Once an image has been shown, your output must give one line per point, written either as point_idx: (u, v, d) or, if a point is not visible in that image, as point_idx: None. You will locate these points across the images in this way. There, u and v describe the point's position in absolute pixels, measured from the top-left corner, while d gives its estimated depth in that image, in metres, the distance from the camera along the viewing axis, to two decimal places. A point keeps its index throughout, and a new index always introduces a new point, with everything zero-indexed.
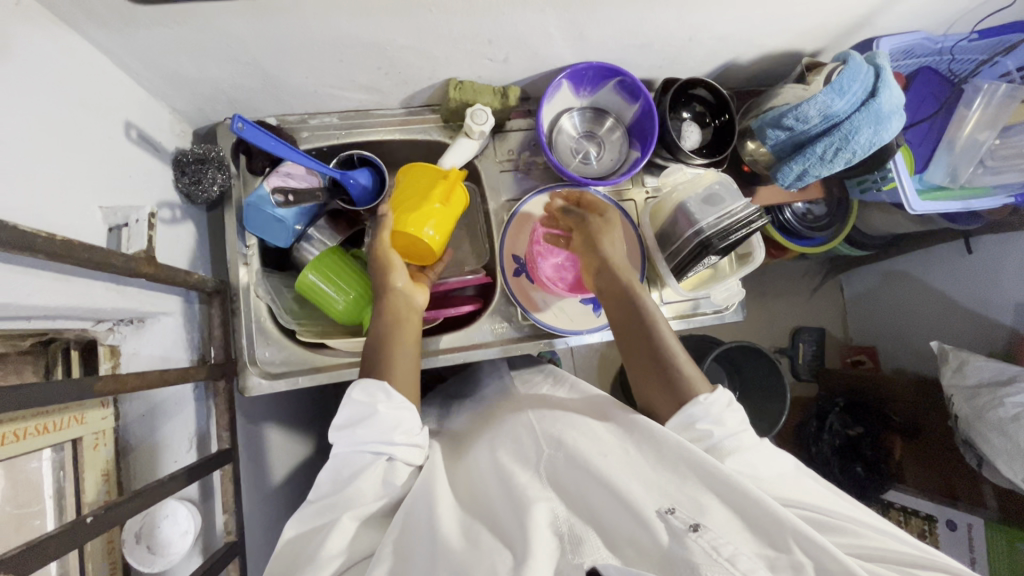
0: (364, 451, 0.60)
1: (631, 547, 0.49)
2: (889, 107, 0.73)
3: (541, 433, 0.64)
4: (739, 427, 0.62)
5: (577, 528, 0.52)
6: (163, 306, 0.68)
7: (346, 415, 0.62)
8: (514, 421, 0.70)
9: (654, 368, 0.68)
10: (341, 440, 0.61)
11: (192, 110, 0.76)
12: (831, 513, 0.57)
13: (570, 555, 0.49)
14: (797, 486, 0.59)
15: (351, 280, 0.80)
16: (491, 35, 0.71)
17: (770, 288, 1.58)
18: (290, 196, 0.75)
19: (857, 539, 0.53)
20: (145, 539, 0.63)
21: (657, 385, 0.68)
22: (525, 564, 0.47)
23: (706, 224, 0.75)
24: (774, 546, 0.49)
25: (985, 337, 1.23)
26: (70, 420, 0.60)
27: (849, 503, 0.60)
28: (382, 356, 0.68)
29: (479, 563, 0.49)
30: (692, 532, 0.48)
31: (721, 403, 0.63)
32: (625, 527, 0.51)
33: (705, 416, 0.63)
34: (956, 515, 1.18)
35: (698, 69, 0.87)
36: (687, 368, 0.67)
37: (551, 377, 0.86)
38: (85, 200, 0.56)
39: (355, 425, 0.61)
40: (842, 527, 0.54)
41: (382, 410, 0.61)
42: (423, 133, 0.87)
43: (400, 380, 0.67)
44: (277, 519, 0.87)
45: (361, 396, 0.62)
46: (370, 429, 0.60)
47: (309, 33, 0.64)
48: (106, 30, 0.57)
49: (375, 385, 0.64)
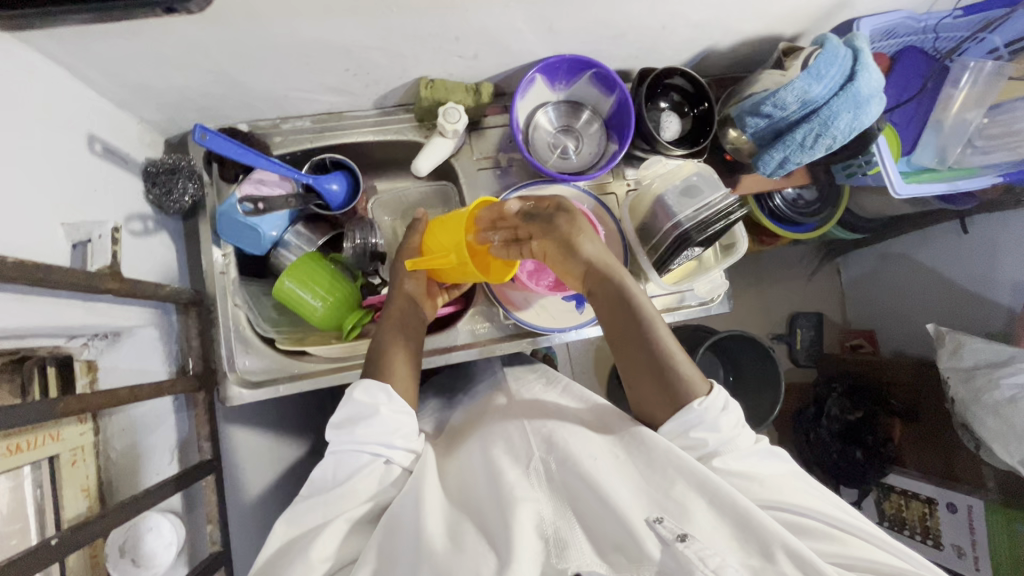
0: (362, 452, 0.61)
1: (619, 553, 0.48)
2: (868, 91, 0.72)
3: (533, 433, 0.64)
4: (734, 432, 0.61)
5: (562, 529, 0.51)
6: (138, 319, 0.67)
7: (345, 414, 0.63)
8: (504, 422, 0.69)
9: (653, 376, 0.64)
10: (337, 439, 0.61)
11: (160, 119, 0.75)
12: (832, 523, 0.56)
13: (554, 560, 0.48)
14: (791, 484, 0.59)
15: (328, 285, 0.79)
16: (458, 32, 0.70)
17: (765, 275, 1.57)
18: (261, 203, 0.76)
19: (844, 547, 0.53)
20: (129, 553, 0.62)
21: (654, 391, 0.64)
22: (509, 565, 0.47)
23: (684, 217, 0.74)
24: (760, 555, 0.49)
25: (982, 318, 1.21)
26: (46, 438, 0.60)
27: (832, 500, 0.60)
28: (383, 358, 0.70)
29: (462, 566, 0.48)
30: (679, 542, 0.48)
31: (717, 408, 0.61)
32: (612, 533, 0.50)
33: (700, 424, 0.60)
34: (957, 497, 1.16)
35: (674, 58, 0.86)
36: (685, 367, 0.64)
37: (544, 377, 0.85)
38: (45, 218, 0.56)
39: (354, 424, 0.62)
40: (829, 534, 0.54)
41: (384, 412, 0.63)
42: (398, 134, 0.86)
43: (401, 381, 0.68)
44: (269, 525, 0.87)
45: (362, 396, 0.63)
46: (369, 430, 0.61)
47: (270, 38, 0.63)
48: (61, 44, 0.56)
49: (378, 387, 0.65)
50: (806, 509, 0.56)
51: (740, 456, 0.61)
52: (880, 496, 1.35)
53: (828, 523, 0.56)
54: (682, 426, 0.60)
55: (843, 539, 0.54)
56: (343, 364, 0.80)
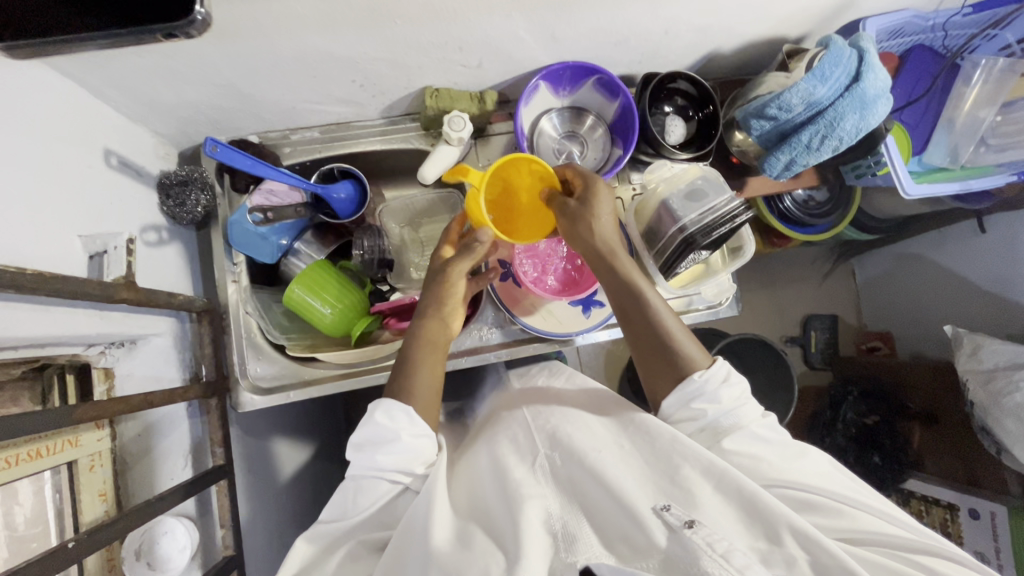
0: (381, 479, 0.60)
1: (624, 543, 0.49)
2: (874, 91, 0.71)
3: (537, 430, 0.65)
4: (738, 403, 0.61)
5: (570, 524, 0.52)
6: (151, 327, 0.69)
7: (365, 433, 0.62)
8: (510, 419, 0.70)
9: (659, 353, 0.65)
10: (357, 462, 0.61)
11: (174, 132, 0.77)
12: (840, 498, 0.56)
13: (563, 553, 0.49)
14: (793, 458, 0.59)
15: (337, 293, 0.80)
16: (461, 42, 0.71)
17: (777, 277, 1.55)
18: (269, 213, 0.79)
19: (852, 522, 0.53)
20: (145, 556, 0.64)
21: (657, 365, 0.65)
22: (518, 561, 0.47)
23: (689, 221, 0.73)
24: (768, 539, 0.49)
25: (1001, 318, 1.19)
26: (65, 444, 0.62)
27: (839, 472, 0.59)
28: (406, 374, 0.68)
29: (471, 565, 0.49)
30: (686, 527, 0.48)
31: (718, 379, 0.61)
32: (620, 525, 0.50)
33: (700, 395, 0.61)
34: (979, 503, 1.13)
35: (678, 63, 0.86)
36: (688, 346, 0.65)
37: (547, 370, 0.87)
38: (63, 232, 0.57)
39: (375, 447, 0.60)
40: (838, 510, 0.54)
41: (405, 438, 0.61)
42: (404, 142, 0.87)
43: (425, 398, 0.67)
44: (280, 527, 0.88)
45: (384, 419, 0.62)
46: (390, 456, 0.60)
47: (278, 53, 0.64)
48: (78, 62, 0.58)
49: (399, 408, 0.63)
50: (811, 486, 0.56)
51: (751, 434, 0.60)
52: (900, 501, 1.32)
53: (835, 499, 0.55)
54: (683, 397, 0.62)
55: (852, 513, 0.54)
56: (351, 372, 0.81)
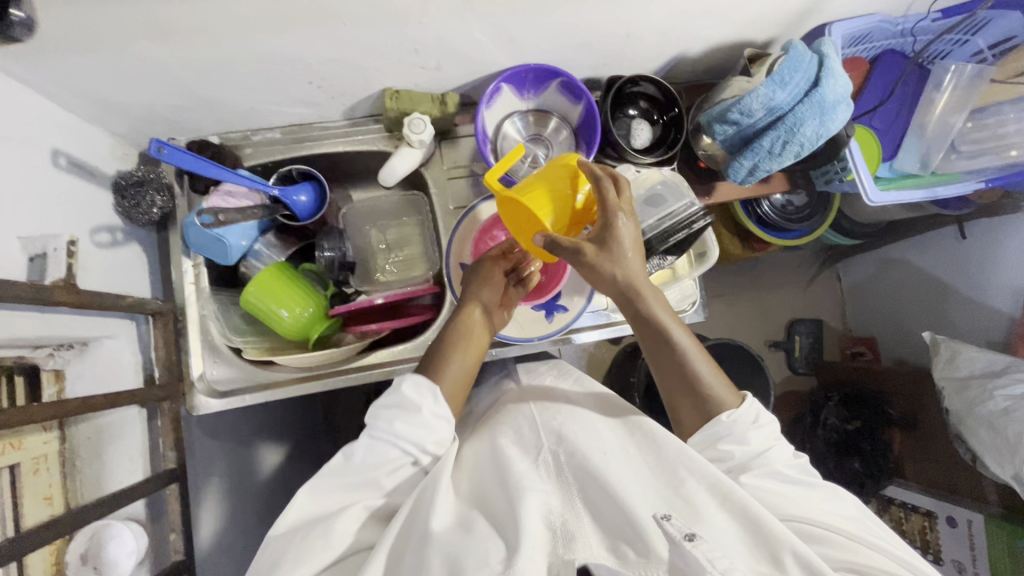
0: (395, 445, 0.58)
1: (626, 546, 0.50)
2: (834, 97, 0.70)
3: (543, 426, 0.66)
4: (767, 445, 0.61)
5: (569, 522, 0.53)
6: (102, 329, 0.68)
7: (391, 402, 0.60)
8: (515, 412, 0.71)
9: (687, 391, 0.63)
10: (375, 425, 0.59)
11: (131, 132, 0.76)
12: (856, 538, 0.55)
13: (562, 550, 0.50)
14: (807, 494, 0.59)
15: (296, 295, 0.80)
16: (417, 43, 0.70)
17: (762, 280, 1.54)
18: (221, 215, 0.77)
19: (863, 559, 0.53)
20: (90, 560, 0.63)
21: (684, 403, 0.64)
22: (518, 553, 0.48)
23: (646, 226, 0.73)
24: (770, 561, 0.49)
25: (982, 325, 1.17)
26: (7, 447, 0.59)
27: (860, 515, 0.59)
28: (439, 359, 0.68)
29: (471, 551, 0.49)
30: (687, 541, 0.47)
31: (748, 421, 0.60)
32: (622, 525, 0.51)
33: (729, 436, 0.60)
34: (956, 511, 1.11)
35: (644, 66, 0.85)
36: (718, 389, 0.62)
37: (554, 367, 0.85)
38: (2, 232, 0.57)
39: (394, 416, 0.59)
40: (855, 548, 0.54)
41: (426, 415, 0.60)
42: (367, 143, 0.86)
43: (453, 390, 0.66)
44: (241, 530, 0.87)
45: (412, 393, 0.60)
46: (408, 427, 0.59)
47: (227, 54, 0.64)
48: (18, 61, 0.57)
49: (427, 385, 0.61)
50: (825, 522, 0.56)
51: (774, 472, 0.60)
52: (880, 507, 1.31)
53: (849, 537, 0.55)
54: (711, 438, 0.61)
55: (866, 553, 0.54)
56: (310, 375, 0.81)
